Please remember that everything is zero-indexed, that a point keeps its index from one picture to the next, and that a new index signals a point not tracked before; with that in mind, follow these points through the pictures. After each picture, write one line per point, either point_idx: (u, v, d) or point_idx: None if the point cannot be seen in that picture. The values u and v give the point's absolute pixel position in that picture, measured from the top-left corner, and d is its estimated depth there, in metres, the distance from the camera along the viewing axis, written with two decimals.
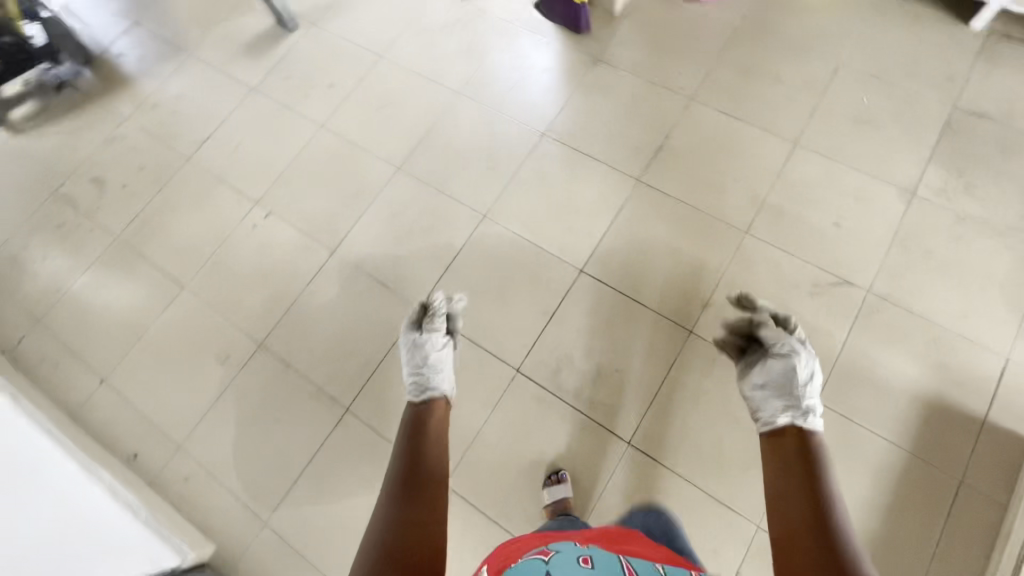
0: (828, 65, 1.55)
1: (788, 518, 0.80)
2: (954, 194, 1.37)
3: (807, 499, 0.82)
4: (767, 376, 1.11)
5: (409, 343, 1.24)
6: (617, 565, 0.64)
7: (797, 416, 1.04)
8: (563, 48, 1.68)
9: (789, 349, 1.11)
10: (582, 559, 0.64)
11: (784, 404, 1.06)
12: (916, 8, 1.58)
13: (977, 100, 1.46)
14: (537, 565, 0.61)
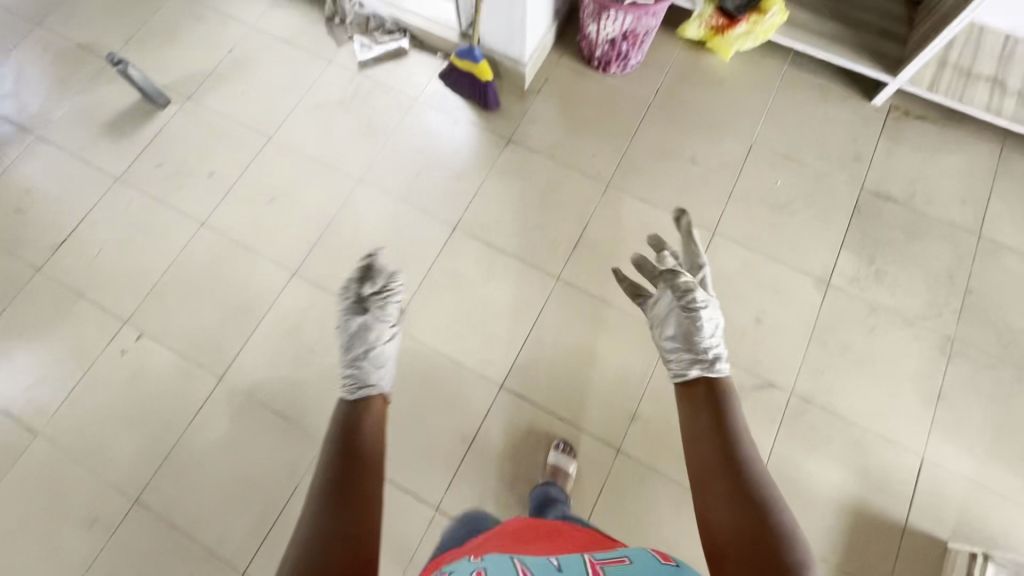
0: (742, 145, 1.52)
1: (700, 461, 0.82)
2: (866, 282, 1.38)
3: (713, 436, 0.83)
4: (676, 326, 1.11)
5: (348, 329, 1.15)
6: (511, 562, 0.66)
7: (705, 366, 1.02)
8: (471, 126, 1.56)
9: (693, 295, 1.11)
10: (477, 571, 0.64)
11: (693, 354, 1.05)
12: (822, 83, 1.58)
13: (882, 180, 1.48)
14: None
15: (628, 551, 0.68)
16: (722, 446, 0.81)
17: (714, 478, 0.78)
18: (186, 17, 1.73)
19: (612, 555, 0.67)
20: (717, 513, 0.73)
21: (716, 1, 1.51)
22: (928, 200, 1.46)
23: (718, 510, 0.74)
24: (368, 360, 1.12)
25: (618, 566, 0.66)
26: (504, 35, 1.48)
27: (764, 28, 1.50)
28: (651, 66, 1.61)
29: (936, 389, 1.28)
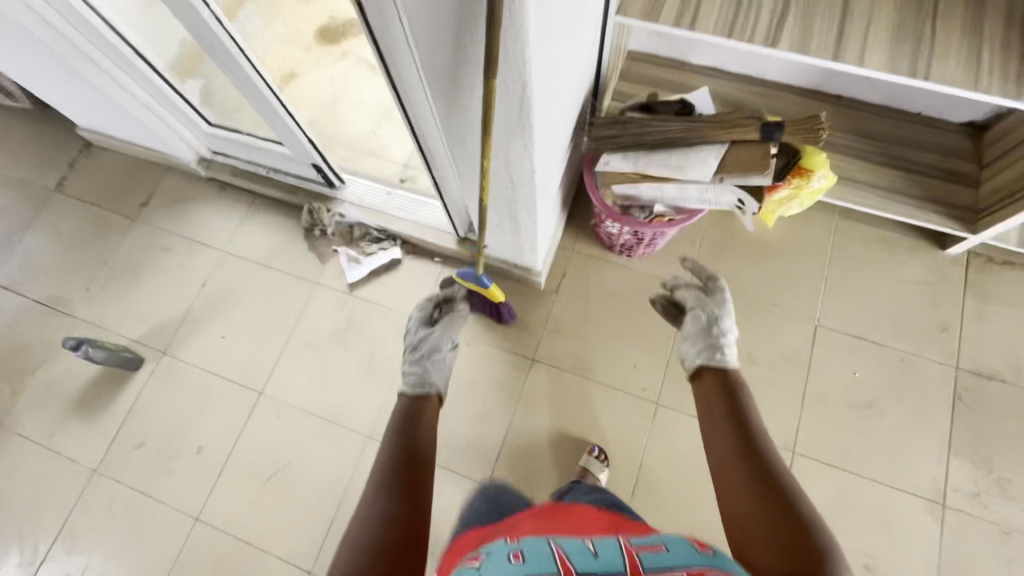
0: (805, 329, 1.31)
1: (724, 448, 0.85)
2: (990, 498, 1.15)
3: (736, 425, 0.87)
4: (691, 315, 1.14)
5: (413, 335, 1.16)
6: (547, 550, 0.61)
7: (713, 353, 1.05)
8: (487, 346, 1.36)
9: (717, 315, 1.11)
10: (513, 555, 0.61)
11: (705, 346, 1.07)
12: (882, 235, 1.37)
13: (981, 353, 1.25)
14: (466, 574, 0.60)
15: (664, 538, 0.63)
16: (743, 444, 0.84)
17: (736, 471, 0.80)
18: (150, 249, 1.55)
19: (647, 542, 0.63)
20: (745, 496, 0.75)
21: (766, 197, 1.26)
22: None
23: (743, 493, 0.75)
24: (428, 355, 1.12)
25: (654, 553, 0.62)
26: (511, 250, 1.25)
27: (811, 192, 1.25)
28: (681, 240, 1.40)
29: None
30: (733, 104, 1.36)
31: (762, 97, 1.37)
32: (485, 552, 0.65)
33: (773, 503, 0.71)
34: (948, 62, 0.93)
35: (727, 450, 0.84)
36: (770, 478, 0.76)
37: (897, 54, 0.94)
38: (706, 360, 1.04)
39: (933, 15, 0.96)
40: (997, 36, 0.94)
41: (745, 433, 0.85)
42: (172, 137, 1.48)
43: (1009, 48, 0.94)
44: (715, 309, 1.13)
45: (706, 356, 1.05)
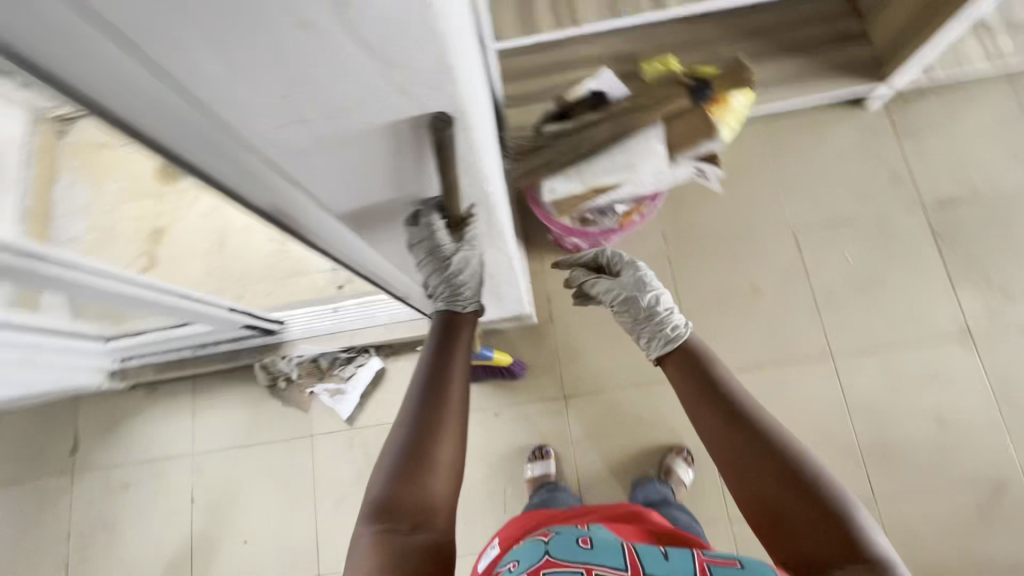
0: (786, 238, 1.32)
1: (704, 419, 0.70)
2: (1003, 310, 1.24)
3: (709, 386, 0.71)
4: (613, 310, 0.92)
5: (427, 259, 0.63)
6: (618, 543, 0.57)
7: (664, 334, 0.81)
8: (515, 406, 1.28)
9: (637, 282, 0.89)
10: (582, 540, 0.57)
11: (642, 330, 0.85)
12: (808, 120, 1.38)
13: (936, 186, 1.32)
14: (535, 546, 0.58)
15: (742, 556, 0.56)
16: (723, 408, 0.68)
17: (738, 451, 0.65)
18: (111, 494, 1.33)
19: (722, 556, 0.56)
20: (764, 488, 0.62)
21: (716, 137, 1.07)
22: (988, 177, 1.32)
23: (758, 481, 0.62)
24: (451, 271, 0.65)
25: (729, 568, 0.54)
26: (497, 312, 1.16)
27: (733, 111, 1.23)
28: None
29: None
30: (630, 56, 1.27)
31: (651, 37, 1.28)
32: (555, 531, 0.61)
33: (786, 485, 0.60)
34: None
35: (712, 424, 0.69)
36: (776, 452, 0.63)
37: None
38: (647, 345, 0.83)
39: None
40: None
41: (724, 397, 0.69)
42: (67, 373, 1.25)
43: None
44: (626, 286, 0.88)
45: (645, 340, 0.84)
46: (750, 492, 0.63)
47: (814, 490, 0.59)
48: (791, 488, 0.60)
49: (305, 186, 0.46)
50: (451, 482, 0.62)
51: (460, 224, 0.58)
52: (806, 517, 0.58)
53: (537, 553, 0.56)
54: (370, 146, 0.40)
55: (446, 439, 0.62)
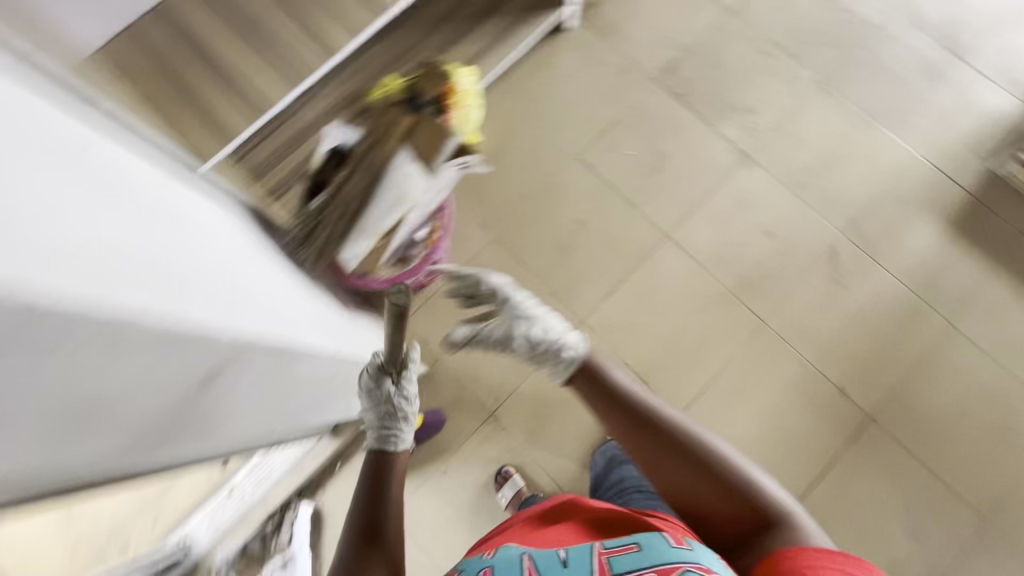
0: (576, 168, 1.43)
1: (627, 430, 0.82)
2: (754, 123, 1.44)
3: (623, 404, 0.83)
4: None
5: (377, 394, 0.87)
6: (520, 560, 0.63)
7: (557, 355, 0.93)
8: (456, 451, 1.27)
9: (525, 314, 0.99)
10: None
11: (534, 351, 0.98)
12: (533, 63, 1.50)
13: (655, 58, 1.49)
14: None
15: (638, 538, 0.62)
16: (638, 416, 0.82)
17: (653, 449, 0.79)
18: None
19: (620, 543, 0.62)
20: (678, 476, 0.76)
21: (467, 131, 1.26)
22: (684, 32, 1.51)
23: (672, 470, 0.76)
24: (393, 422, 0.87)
25: (625, 555, 0.60)
26: None
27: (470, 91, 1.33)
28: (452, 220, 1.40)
29: (864, 111, 1.43)
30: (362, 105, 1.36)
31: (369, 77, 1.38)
32: (464, 568, 0.67)
33: (699, 473, 0.74)
34: None
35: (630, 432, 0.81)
36: (683, 446, 0.76)
37: None
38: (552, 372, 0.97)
39: None
40: None
41: (636, 408, 0.82)
42: None
43: None
44: (510, 319, 0.99)
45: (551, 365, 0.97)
46: (672, 481, 0.77)
47: (725, 476, 0.72)
48: (700, 474, 0.74)
49: (128, 442, 0.44)
50: None
51: (403, 381, 0.88)
52: (716, 495, 0.72)
53: None
54: (122, 401, 0.38)
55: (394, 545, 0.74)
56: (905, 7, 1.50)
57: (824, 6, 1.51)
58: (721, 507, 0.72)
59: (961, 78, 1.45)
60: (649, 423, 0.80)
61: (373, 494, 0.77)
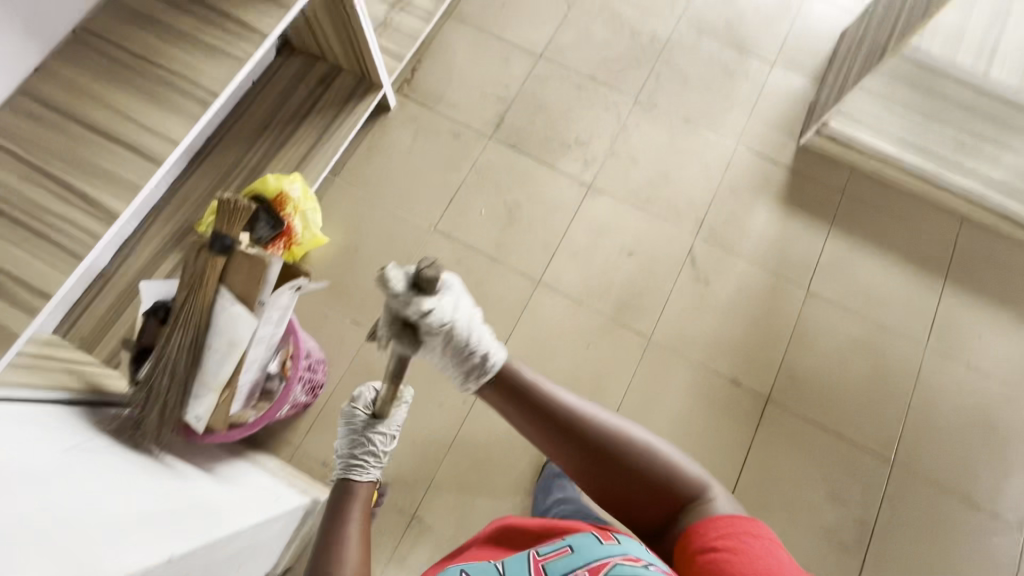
0: (434, 239, 1.42)
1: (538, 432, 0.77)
2: (589, 152, 1.50)
3: (530, 407, 0.76)
4: (463, 303, 0.75)
5: (354, 432, 0.86)
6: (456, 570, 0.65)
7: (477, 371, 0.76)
8: (385, 565, 1.19)
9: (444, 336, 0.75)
10: None
11: (460, 360, 0.76)
12: (366, 149, 1.49)
13: (482, 116, 1.53)
14: None
15: (571, 540, 0.65)
16: (554, 426, 0.75)
17: (568, 447, 0.76)
18: None
19: (556, 548, 0.64)
20: (593, 470, 0.75)
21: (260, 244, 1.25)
22: (502, 84, 1.57)
23: (586, 465, 0.75)
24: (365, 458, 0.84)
25: (560, 556, 0.63)
26: (284, 529, 1.07)
27: (303, 198, 1.30)
28: (324, 326, 1.35)
29: (682, 119, 1.54)
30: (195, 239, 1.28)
31: (199, 207, 1.31)
32: None
33: (622, 473, 0.75)
34: (201, 69, 0.94)
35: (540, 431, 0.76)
36: (607, 452, 0.74)
37: (176, 107, 0.92)
38: (474, 376, 0.76)
39: (146, 61, 0.94)
40: (188, 22, 0.97)
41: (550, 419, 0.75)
42: None
43: (203, 18, 0.98)
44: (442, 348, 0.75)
45: (471, 372, 0.76)
46: (583, 473, 0.77)
47: (639, 462, 0.74)
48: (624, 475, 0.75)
49: None
50: None
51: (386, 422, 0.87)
52: (638, 488, 0.75)
53: None
54: None
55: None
56: (689, 19, 1.64)
57: (621, 33, 1.62)
58: (645, 495, 0.76)
59: (754, 69, 1.59)
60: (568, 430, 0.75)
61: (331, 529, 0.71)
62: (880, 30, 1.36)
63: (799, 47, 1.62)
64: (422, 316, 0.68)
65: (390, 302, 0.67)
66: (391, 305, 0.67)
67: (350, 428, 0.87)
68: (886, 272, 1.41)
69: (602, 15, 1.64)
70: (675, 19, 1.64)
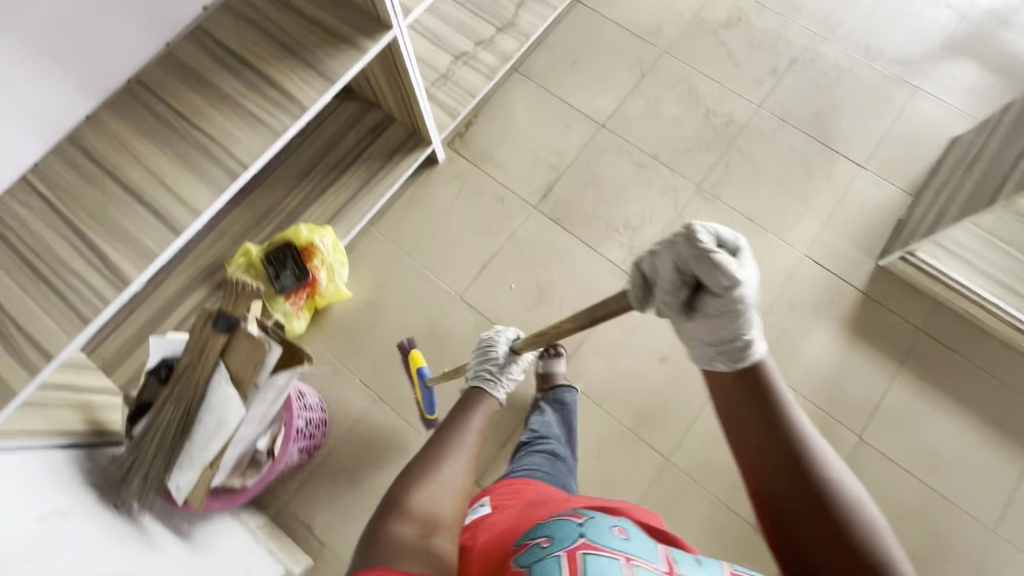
0: (459, 309, 1.37)
1: (740, 425, 0.67)
2: (636, 240, 1.40)
3: (742, 397, 0.68)
4: (753, 288, 0.69)
5: (484, 362, 1.13)
6: (652, 544, 0.70)
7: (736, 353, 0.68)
8: None
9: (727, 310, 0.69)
10: (617, 529, 0.70)
11: (716, 332, 0.69)
12: (406, 202, 1.46)
13: (531, 183, 1.46)
14: (569, 526, 0.69)
15: None
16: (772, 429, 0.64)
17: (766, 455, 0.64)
18: None
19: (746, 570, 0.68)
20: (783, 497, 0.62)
21: (280, 296, 1.26)
22: (557, 152, 1.49)
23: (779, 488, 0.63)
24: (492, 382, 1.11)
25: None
26: None
27: (332, 252, 1.30)
28: (332, 381, 1.33)
29: (746, 216, 1.41)
30: (225, 278, 1.29)
31: (233, 244, 1.31)
32: (581, 511, 0.73)
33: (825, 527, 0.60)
34: (236, 136, 0.93)
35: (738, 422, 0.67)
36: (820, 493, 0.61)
37: (204, 174, 0.91)
38: (727, 357, 0.68)
39: (186, 120, 0.94)
40: (234, 85, 0.96)
41: (776, 418, 0.65)
42: None
43: (248, 81, 0.96)
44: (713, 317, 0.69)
45: (725, 350, 0.69)
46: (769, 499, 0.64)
47: (845, 521, 0.60)
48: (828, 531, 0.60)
49: None
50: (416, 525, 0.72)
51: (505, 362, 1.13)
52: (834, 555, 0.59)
53: (575, 531, 0.68)
54: None
55: (460, 459, 0.84)
56: (773, 104, 1.51)
57: (694, 111, 1.51)
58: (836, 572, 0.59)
59: (839, 171, 1.43)
60: (787, 441, 0.63)
61: (457, 421, 0.93)
62: (995, 157, 1.18)
63: (895, 152, 1.45)
64: (719, 273, 0.65)
65: (678, 249, 0.67)
66: (677, 253, 0.68)
67: (480, 360, 1.15)
68: (956, 432, 1.22)
69: (676, 89, 1.53)
70: (757, 102, 1.51)
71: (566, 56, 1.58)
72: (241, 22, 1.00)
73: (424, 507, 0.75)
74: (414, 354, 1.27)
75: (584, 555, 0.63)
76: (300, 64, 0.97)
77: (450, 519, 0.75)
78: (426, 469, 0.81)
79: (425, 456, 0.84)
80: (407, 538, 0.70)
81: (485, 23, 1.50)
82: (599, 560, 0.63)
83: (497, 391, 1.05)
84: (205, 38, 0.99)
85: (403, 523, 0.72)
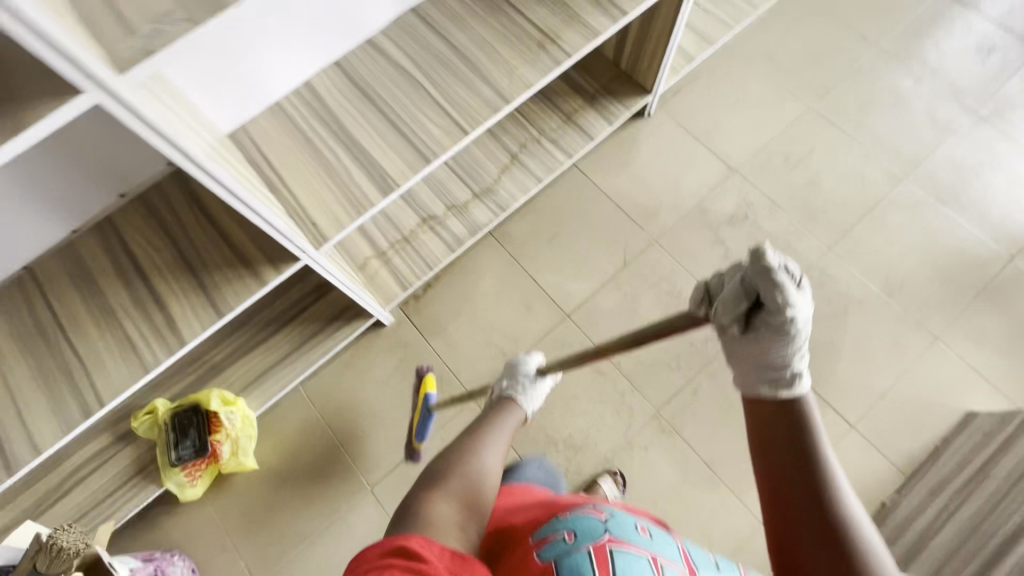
0: (368, 501, 1.27)
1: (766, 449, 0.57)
2: (576, 461, 1.25)
3: (777, 424, 0.58)
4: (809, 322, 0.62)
5: (510, 381, 1.06)
6: (672, 542, 0.72)
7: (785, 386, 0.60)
8: None
9: (780, 333, 0.61)
10: (640, 528, 0.71)
11: (763, 361, 0.62)
12: (343, 365, 1.36)
13: (477, 370, 1.34)
14: (593, 522, 0.68)
15: None
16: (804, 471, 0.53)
17: (789, 487, 0.54)
18: None
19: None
20: (804, 548, 0.52)
21: (175, 464, 1.18)
22: (513, 339, 1.37)
23: (800, 538, 0.52)
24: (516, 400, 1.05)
25: None
26: None
27: (240, 426, 1.21)
28: (220, 556, 1.24)
29: (703, 459, 1.25)
30: (129, 429, 1.22)
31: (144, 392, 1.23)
32: (603, 508, 0.73)
33: None
34: (106, 362, 0.85)
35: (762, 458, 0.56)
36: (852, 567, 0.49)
37: (60, 402, 0.83)
38: (770, 384, 0.61)
39: (61, 330, 0.86)
40: (122, 296, 0.88)
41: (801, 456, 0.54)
42: None
43: (137, 295, 0.88)
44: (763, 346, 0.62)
45: (768, 374, 0.61)
46: (783, 536, 0.53)
47: None
48: None
49: None
50: (451, 523, 0.68)
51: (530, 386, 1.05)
52: None
53: (600, 529, 0.67)
54: None
55: (494, 452, 0.84)
56: None
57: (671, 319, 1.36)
58: None
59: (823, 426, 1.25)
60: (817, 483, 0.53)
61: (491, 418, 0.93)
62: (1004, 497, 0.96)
63: (894, 416, 1.25)
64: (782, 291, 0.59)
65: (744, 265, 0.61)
66: (741, 265, 0.62)
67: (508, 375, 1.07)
68: None
69: (657, 289, 1.39)
70: None
71: (548, 227, 1.46)
72: (151, 221, 0.92)
73: (454, 495, 0.74)
74: (428, 379, 1.22)
75: (612, 550, 0.63)
76: (194, 287, 0.88)
77: (483, 511, 0.76)
78: (464, 457, 0.81)
79: (459, 444, 0.84)
80: (443, 514, 0.70)
81: (462, 186, 1.40)
82: (627, 559, 0.63)
83: (525, 407, 1.01)
84: (110, 234, 0.92)
85: (443, 502, 0.72)
